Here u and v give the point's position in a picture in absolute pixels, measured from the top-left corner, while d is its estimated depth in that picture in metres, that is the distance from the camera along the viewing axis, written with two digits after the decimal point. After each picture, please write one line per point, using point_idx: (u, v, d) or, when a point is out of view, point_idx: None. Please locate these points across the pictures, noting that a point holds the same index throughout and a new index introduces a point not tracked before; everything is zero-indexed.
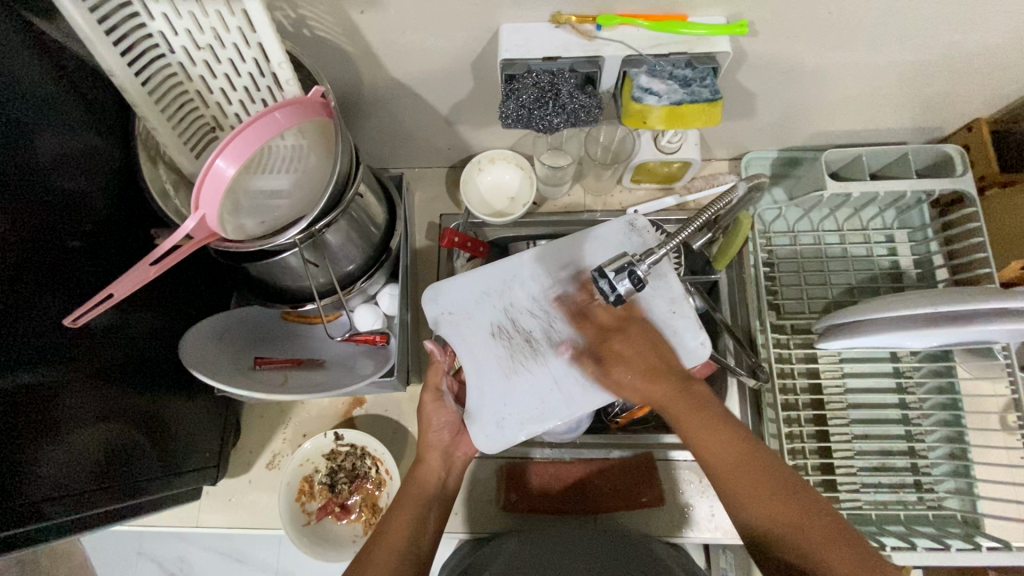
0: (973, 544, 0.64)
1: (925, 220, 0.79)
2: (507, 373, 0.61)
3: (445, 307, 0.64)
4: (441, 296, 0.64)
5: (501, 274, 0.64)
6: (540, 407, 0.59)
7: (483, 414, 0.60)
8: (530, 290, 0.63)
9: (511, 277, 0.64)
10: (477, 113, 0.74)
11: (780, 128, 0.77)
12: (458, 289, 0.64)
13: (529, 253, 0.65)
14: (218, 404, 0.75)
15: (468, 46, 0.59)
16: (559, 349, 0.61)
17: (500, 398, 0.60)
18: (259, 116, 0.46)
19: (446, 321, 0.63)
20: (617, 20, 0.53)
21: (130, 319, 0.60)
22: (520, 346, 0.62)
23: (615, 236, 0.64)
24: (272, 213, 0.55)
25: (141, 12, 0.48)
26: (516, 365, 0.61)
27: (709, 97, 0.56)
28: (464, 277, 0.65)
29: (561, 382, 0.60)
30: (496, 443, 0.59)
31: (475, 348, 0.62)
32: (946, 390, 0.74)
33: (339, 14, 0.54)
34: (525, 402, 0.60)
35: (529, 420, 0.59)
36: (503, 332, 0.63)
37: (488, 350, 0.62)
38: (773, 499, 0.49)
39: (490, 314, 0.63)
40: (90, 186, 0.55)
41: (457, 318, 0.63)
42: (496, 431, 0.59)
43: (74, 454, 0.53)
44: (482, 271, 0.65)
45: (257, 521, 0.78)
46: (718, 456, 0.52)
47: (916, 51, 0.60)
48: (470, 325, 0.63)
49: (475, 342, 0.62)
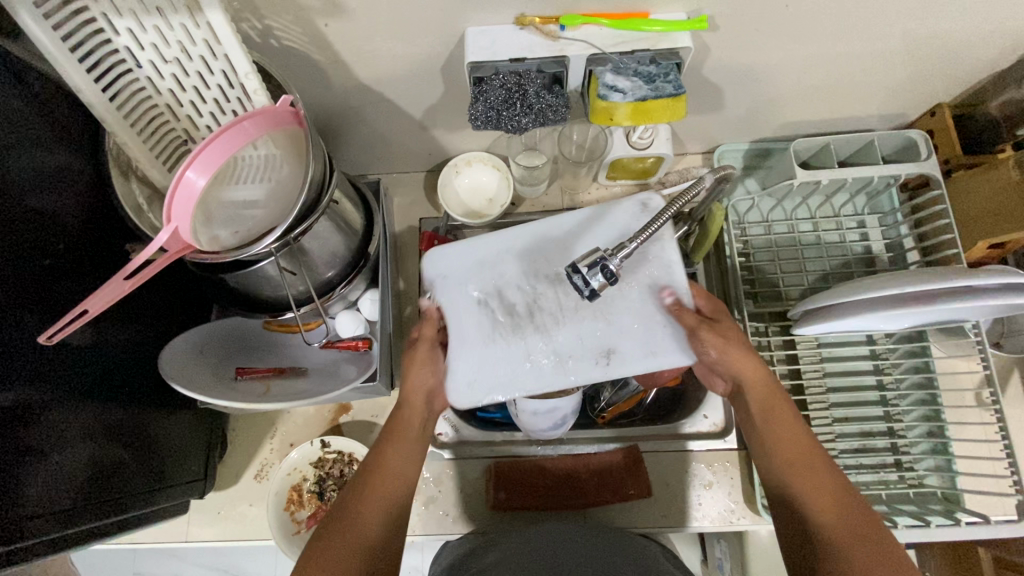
0: (952, 519, 0.66)
1: (894, 205, 0.81)
2: (485, 341, 0.59)
3: (441, 270, 0.63)
4: (438, 260, 0.64)
5: (499, 246, 0.63)
6: (510, 378, 0.58)
7: (458, 372, 0.59)
8: (524, 264, 0.62)
9: (506, 250, 0.63)
10: (450, 117, 0.74)
11: (749, 120, 0.79)
12: (457, 254, 0.64)
13: (531, 230, 0.64)
14: (204, 417, 0.75)
15: (435, 50, 0.60)
16: (539, 326, 0.60)
17: (473, 363, 0.59)
18: (227, 126, 0.46)
19: (439, 283, 0.62)
20: (579, 20, 0.54)
21: (108, 336, 0.60)
22: (501, 319, 0.60)
23: (627, 215, 0.63)
24: (247, 222, 0.55)
25: (106, 28, 0.48)
26: (495, 334, 0.60)
27: (673, 92, 0.57)
28: (463, 243, 0.64)
29: (538, 355, 0.59)
30: (465, 399, 0.58)
31: (460, 313, 0.61)
32: (922, 369, 0.75)
33: (305, 23, 0.54)
34: (498, 370, 0.59)
35: (496, 387, 0.58)
36: (489, 302, 0.61)
37: (470, 318, 0.61)
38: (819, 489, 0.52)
39: (480, 283, 0.62)
40: (63, 204, 0.55)
41: (449, 282, 0.62)
42: (467, 390, 0.58)
43: (61, 472, 0.53)
44: (481, 241, 0.64)
45: (246, 533, 0.78)
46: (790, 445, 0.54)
47: (874, 39, 0.61)
48: (459, 290, 0.62)
49: (461, 309, 0.61)
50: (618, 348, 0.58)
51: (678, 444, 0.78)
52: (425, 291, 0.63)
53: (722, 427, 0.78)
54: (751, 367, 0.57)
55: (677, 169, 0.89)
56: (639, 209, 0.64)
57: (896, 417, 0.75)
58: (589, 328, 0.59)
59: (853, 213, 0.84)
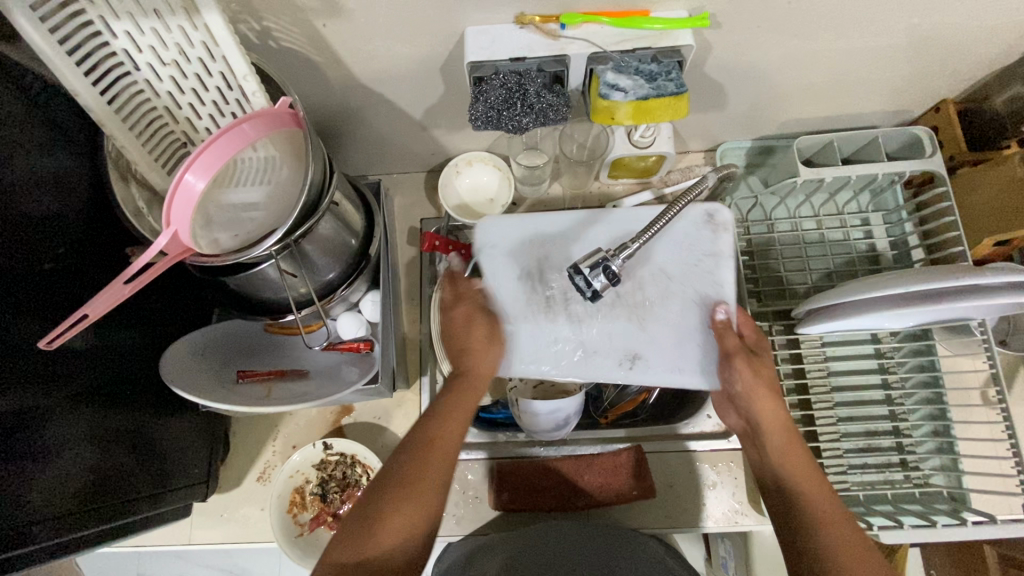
0: (958, 519, 0.65)
1: (898, 202, 0.80)
2: (523, 315, 0.63)
3: (493, 241, 0.67)
4: (492, 231, 0.68)
5: (558, 229, 0.67)
6: (536, 355, 0.62)
7: None
8: (574, 251, 0.66)
9: (560, 236, 0.67)
10: (450, 117, 0.74)
11: (751, 118, 0.78)
12: (511, 228, 0.68)
13: (591, 221, 0.67)
14: (206, 420, 0.75)
15: (435, 51, 0.59)
16: (572, 314, 0.63)
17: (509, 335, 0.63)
18: (227, 129, 0.46)
19: (487, 251, 0.66)
20: (579, 18, 0.54)
21: (108, 340, 0.60)
22: (539, 299, 0.64)
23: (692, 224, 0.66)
24: (247, 225, 0.55)
25: (104, 31, 0.48)
26: (530, 312, 0.64)
27: (675, 90, 0.56)
28: (520, 219, 0.68)
29: (564, 339, 0.63)
30: None
31: (501, 284, 0.65)
32: (927, 367, 0.74)
33: (304, 24, 0.54)
34: (530, 343, 0.63)
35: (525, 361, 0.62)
36: (529, 278, 0.65)
37: (513, 293, 0.64)
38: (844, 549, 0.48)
39: (528, 261, 0.66)
40: (62, 208, 0.55)
41: (497, 252, 0.67)
42: None
43: (63, 476, 0.53)
44: (539, 222, 0.68)
45: (250, 536, 0.77)
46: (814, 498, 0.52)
47: (878, 35, 0.61)
48: (506, 261, 0.66)
49: (503, 280, 0.65)
50: (643, 354, 0.62)
51: (681, 444, 0.77)
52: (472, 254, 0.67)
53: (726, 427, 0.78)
54: (776, 410, 0.55)
55: (679, 167, 0.88)
56: (705, 219, 0.66)
57: (900, 416, 0.74)
58: (621, 329, 0.63)
59: (857, 210, 0.83)
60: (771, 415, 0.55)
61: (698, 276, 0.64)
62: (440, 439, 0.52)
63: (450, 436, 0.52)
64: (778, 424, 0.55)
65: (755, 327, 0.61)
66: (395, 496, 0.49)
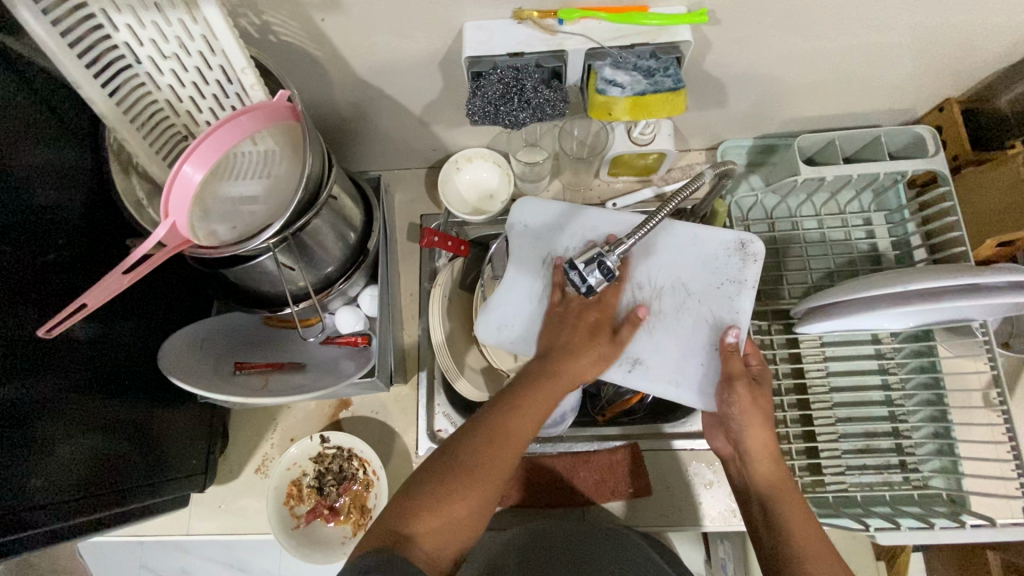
0: (957, 522, 0.64)
1: (901, 202, 0.80)
2: (532, 296, 0.65)
3: (527, 222, 0.68)
4: (526, 212, 0.68)
5: (596, 217, 0.67)
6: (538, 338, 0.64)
7: (498, 313, 0.66)
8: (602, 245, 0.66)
9: (594, 228, 0.66)
10: (450, 113, 0.74)
11: (752, 116, 0.78)
12: (548, 211, 0.68)
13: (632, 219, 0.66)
14: (205, 411, 0.76)
15: (434, 46, 0.60)
16: None
17: (516, 312, 0.65)
18: (224, 121, 0.46)
19: (517, 230, 0.68)
20: (577, 13, 0.53)
21: (108, 330, 0.61)
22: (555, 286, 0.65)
23: (724, 248, 0.64)
24: (244, 218, 0.55)
25: (105, 24, 0.48)
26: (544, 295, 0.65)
27: (672, 86, 0.56)
28: (559, 205, 0.68)
29: None
30: (491, 337, 0.65)
31: (525, 263, 0.67)
32: (927, 369, 0.74)
33: (303, 18, 0.54)
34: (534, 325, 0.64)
35: (520, 341, 0.65)
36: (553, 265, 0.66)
37: (530, 275, 0.66)
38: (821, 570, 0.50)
39: (555, 247, 0.66)
40: (63, 199, 0.56)
41: (527, 233, 0.68)
42: (496, 330, 0.65)
43: (64, 464, 0.53)
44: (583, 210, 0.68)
45: (247, 527, 0.78)
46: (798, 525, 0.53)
47: (880, 33, 0.60)
48: (533, 244, 0.67)
49: (527, 260, 0.67)
50: (643, 359, 0.62)
51: (678, 443, 0.77)
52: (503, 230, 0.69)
53: None
54: (765, 438, 0.57)
55: (680, 165, 0.88)
56: (736, 245, 0.64)
57: (900, 417, 0.74)
58: (628, 332, 0.62)
59: (859, 210, 0.82)
60: (758, 442, 0.57)
61: (722, 299, 0.62)
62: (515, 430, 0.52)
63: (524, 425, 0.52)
64: (766, 449, 0.57)
65: (761, 359, 0.61)
66: (463, 476, 0.48)
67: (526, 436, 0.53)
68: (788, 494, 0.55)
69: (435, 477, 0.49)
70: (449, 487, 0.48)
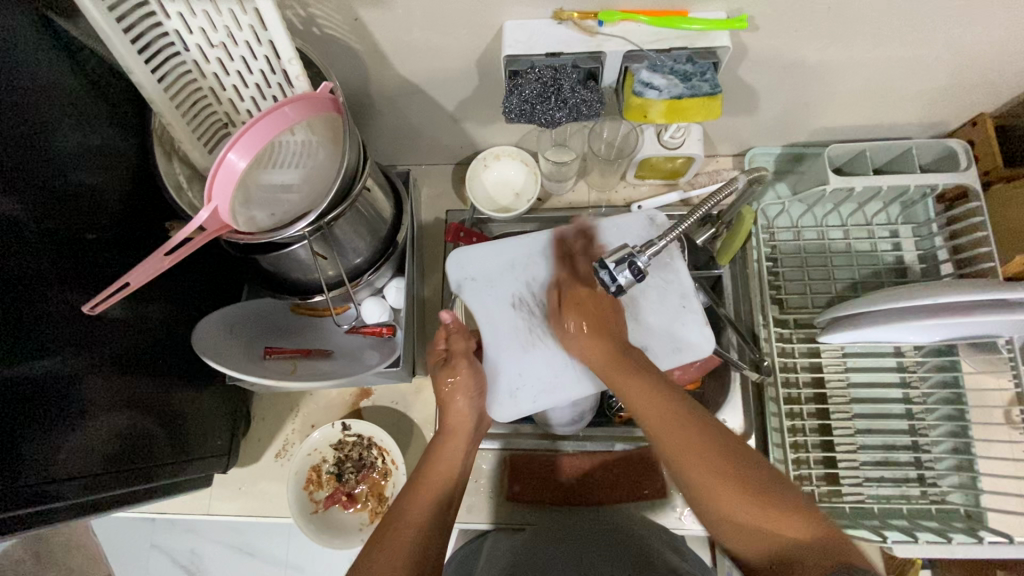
0: (976, 538, 0.64)
1: (930, 215, 0.79)
2: (523, 346, 0.64)
3: (468, 272, 0.68)
4: (465, 262, 0.68)
5: (528, 248, 0.68)
6: (554, 382, 0.63)
7: (500, 384, 0.63)
8: (553, 266, 0.67)
9: (531, 251, 0.68)
10: (482, 110, 0.75)
11: (783, 123, 0.78)
12: (484, 256, 0.68)
13: (551, 231, 0.69)
14: (229, 394, 0.77)
15: (473, 43, 0.60)
16: None
17: (518, 370, 0.63)
18: (270, 110, 0.47)
19: (467, 284, 0.67)
20: (618, 16, 0.54)
21: (142, 309, 0.62)
22: (540, 322, 0.65)
23: (638, 227, 0.69)
24: (282, 206, 0.56)
25: (158, 12, 0.50)
26: (535, 339, 0.64)
27: (709, 91, 0.57)
28: (493, 244, 0.69)
29: (575, 359, 0.63)
30: (511, 411, 0.62)
31: (497, 317, 0.65)
32: (950, 383, 0.74)
33: (346, 12, 0.55)
34: (540, 376, 0.63)
35: (540, 393, 0.63)
36: (524, 303, 0.66)
37: (510, 322, 0.65)
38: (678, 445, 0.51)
39: (514, 286, 0.66)
40: (108, 181, 0.58)
41: (478, 284, 0.67)
42: (511, 401, 0.62)
43: (91, 439, 0.54)
44: (510, 244, 0.68)
45: (266, 510, 0.79)
46: (654, 414, 0.53)
47: (919, 45, 0.60)
48: (489, 291, 0.66)
49: (497, 311, 0.65)
50: (649, 347, 0.63)
51: None
52: (453, 291, 0.68)
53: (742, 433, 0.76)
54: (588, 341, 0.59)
55: (707, 170, 0.88)
56: (647, 221, 0.69)
57: (921, 432, 0.73)
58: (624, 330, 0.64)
59: (886, 222, 0.82)
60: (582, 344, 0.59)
61: (664, 271, 0.66)
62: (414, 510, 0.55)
63: (430, 494, 0.57)
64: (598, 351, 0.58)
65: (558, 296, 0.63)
66: (397, 527, 0.53)
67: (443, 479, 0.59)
68: (693, 442, 0.50)
69: (384, 532, 0.53)
70: (393, 537, 0.52)
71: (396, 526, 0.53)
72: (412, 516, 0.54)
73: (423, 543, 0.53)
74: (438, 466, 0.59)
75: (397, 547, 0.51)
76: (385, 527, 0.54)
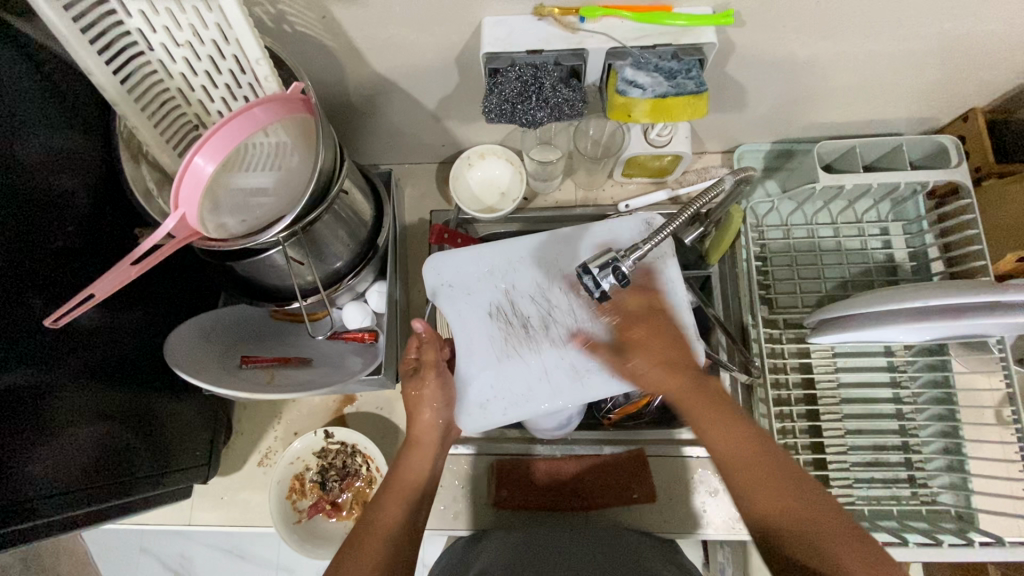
0: (967, 540, 0.64)
1: (920, 212, 0.78)
2: (497, 356, 0.62)
3: (446, 279, 0.66)
4: (442, 267, 0.66)
5: (508, 255, 0.66)
6: (526, 395, 0.61)
7: (470, 394, 0.62)
8: (534, 275, 0.66)
9: (514, 258, 0.66)
10: (464, 108, 0.73)
11: (773, 119, 0.76)
12: (461, 264, 0.67)
13: (534, 238, 0.67)
14: (208, 403, 0.75)
15: (452, 40, 0.58)
16: (554, 339, 0.63)
17: (490, 381, 0.62)
18: (238, 112, 0.45)
19: (443, 291, 0.65)
20: (600, 11, 0.52)
21: (113, 319, 0.60)
22: (516, 331, 0.63)
23: (633, 230, 0.66)
24: (254, 211, 0.54)
25: (118, 10, 0.47)
26: (510, 349, 0.63)
27: (695, 89, 0.55)
28: (472, 251, 0.67)
29: (551, 372, 0.61)
30: (480, 423, 0.61)
31: (471, 325, 0.64)
32: (941, 383, 0.73)
33: (318, 9, 0.53)
34: (512, 387, 0.61)
35: (512, 405, 0.61)
36: (500, 313, 0.64)
37: (485, 330, 0.64)
38: (754, 474, 0.51)
39: (491, 294, 0.65)
40: (73, 187, 0.55)
41: (454, 292, 0.65)
42: (480, 412, 0.61)
43: (65, 455, 0.53)
44: (491, 250, 0.67)
45: (249, 519, 0.78)
46: (732, 445, 0.53)
47: (911, 39, 0.59)
48: (466, 300, 0.65)
49: (472, 319, 0.64)
50: None
51: (687, 449, 0.76)
52: (428, 298, 0.66)
53: None
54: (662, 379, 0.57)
55: (694, 168, 0.87)
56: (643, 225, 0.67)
57: (911, 432, 0.73)
58: (605, 343, 0.62)
59: (876, 219, 0.81)
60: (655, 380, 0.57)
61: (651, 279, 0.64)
62: (386, 521, 0.56)
63: (395, 507, 0.57)
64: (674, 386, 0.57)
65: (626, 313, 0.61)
66: (362, 538, 0.54)
67: (412, 490, 0.59)
68: (772, 476, 0.51)
69: (351, 542, 0.54)
70: (358, 548, 0.53)
71: (363, 537, 0.54)
72: (377, 530, 0.55)
73: (388, 551, 0.53)
74: (405, 477, 0.60)
75: (363, 558, 0.52)
76: (351, 537, 0.55)
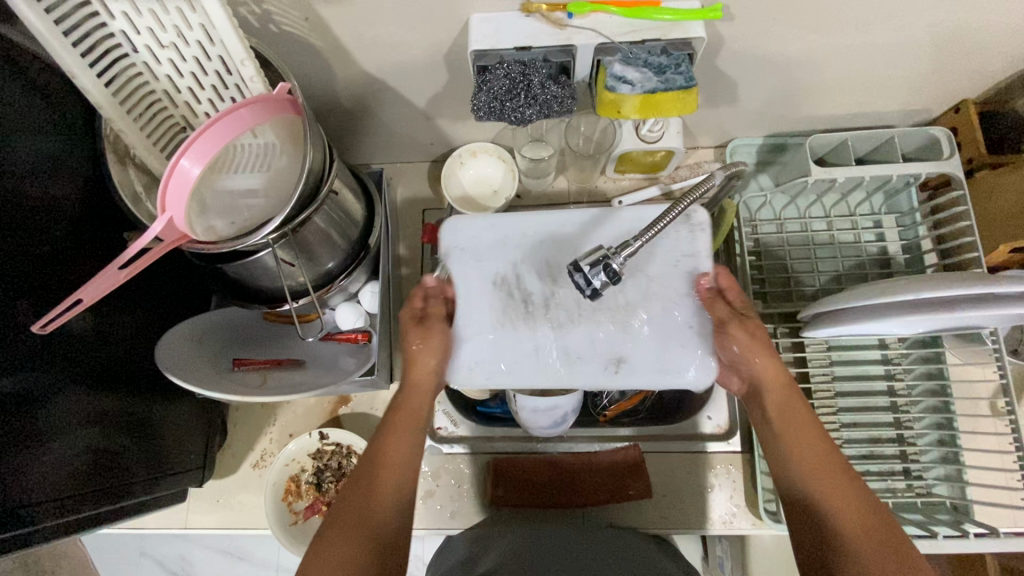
0: (960, 530, 0.64)
1: (913, 204, 0.78)
2: (497, 324, 0.62)
3: (460, 242, 0.65)
4: (457, 230, 0.65)
5: (528, 229, 0.64)
6: (514, 365, 0.61)
7: (460, 355, 0.61)
8: (548, 254, 0.64)
9: (534, 236, 0.64)
10: (454, 106, 0.73)
11: (764, 114, 0.76)
12: (478, 229, 0.65)
13: (554, 219, 0.64)
14: (202, 406, 0.75)
15: (440, 38, 0.58)
16: (552, 320, 0.61)
17: (481, 347, 0.61)
18: (225, 112, 0.45)
19: (454, 254, 0.64)
20: (589, 7, 0.52)
21: (104, 324, 0.59)
22: (516, 302, 0.62)
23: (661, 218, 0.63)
24: (243, 213, 0.54)
25: (101, 12, 0.47)
26: (507, 320, 0.62)
27: (683, 84, 0.55)
28: (488, 219, 0.65)
29: (542, 351, 0.61)
30: (465, 380, 0.61)
31: (474, 292, 0.63)
32: (935, 375, 0.73)
33: (303, 8, 0.53)
34: (501, 355, 0.61)
35: (495, 376, 0.61)
36: (505, 283, 0.63)
37: (485, 299, 0.63)
38: (828, 473, 0.53)
39: (501, 264, 0.64)
40: (60, 192, 0.55)
41: (465, 256, 0.64)
42: (466, 370, 0.61)
43: (59, 461, 0.52)
44: (505, 221, 0.65)
45: (245, 522, 0.78)
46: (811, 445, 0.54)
47: (900, 32, 0.58)
48: (474, 265, 0.64)
49: (476, 285, 0.63)
50: (626, 358, 0.60)
51: (683, 445, 0.76)
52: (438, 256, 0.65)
53: (726, 428, 0.76)
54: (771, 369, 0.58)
55: (686, 163, 0.86)
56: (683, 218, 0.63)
57: (905, 423, 0.73)
58: (605, 332, 0.61)
59: (869, 212, 0.81)
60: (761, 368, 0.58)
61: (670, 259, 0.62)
62: (389, 460, 0.55)
63: (397, 451, 0.57)
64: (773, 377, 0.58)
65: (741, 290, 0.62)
66: (368, 479, 0.54)
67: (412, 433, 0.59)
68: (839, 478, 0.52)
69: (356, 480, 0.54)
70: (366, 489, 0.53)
71: (373, 480, 0.54)
72: (384, 471, 0.55)
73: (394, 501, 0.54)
74: (403, 416, 0.59)
75: (369, 503, 0.52)
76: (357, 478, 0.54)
